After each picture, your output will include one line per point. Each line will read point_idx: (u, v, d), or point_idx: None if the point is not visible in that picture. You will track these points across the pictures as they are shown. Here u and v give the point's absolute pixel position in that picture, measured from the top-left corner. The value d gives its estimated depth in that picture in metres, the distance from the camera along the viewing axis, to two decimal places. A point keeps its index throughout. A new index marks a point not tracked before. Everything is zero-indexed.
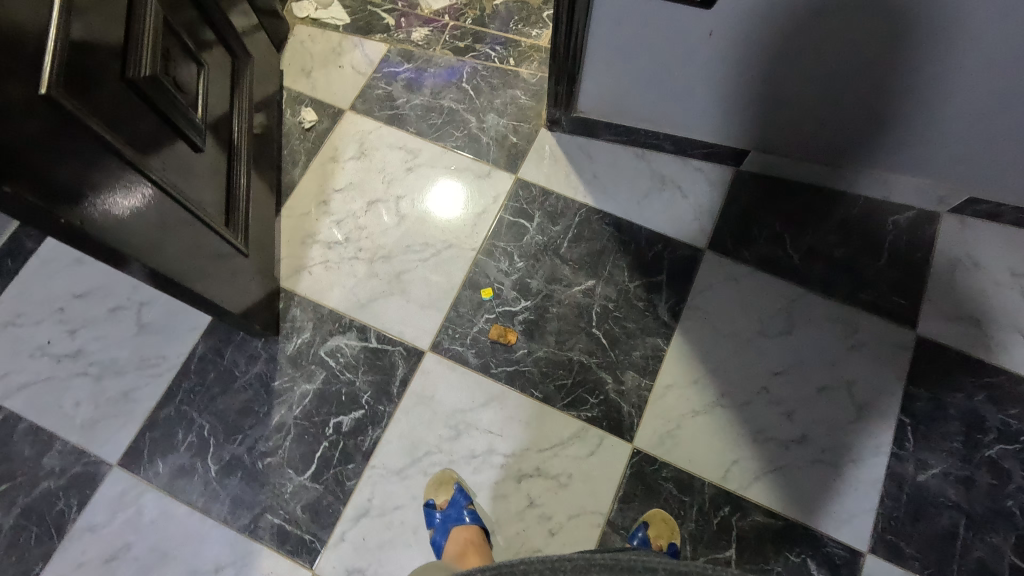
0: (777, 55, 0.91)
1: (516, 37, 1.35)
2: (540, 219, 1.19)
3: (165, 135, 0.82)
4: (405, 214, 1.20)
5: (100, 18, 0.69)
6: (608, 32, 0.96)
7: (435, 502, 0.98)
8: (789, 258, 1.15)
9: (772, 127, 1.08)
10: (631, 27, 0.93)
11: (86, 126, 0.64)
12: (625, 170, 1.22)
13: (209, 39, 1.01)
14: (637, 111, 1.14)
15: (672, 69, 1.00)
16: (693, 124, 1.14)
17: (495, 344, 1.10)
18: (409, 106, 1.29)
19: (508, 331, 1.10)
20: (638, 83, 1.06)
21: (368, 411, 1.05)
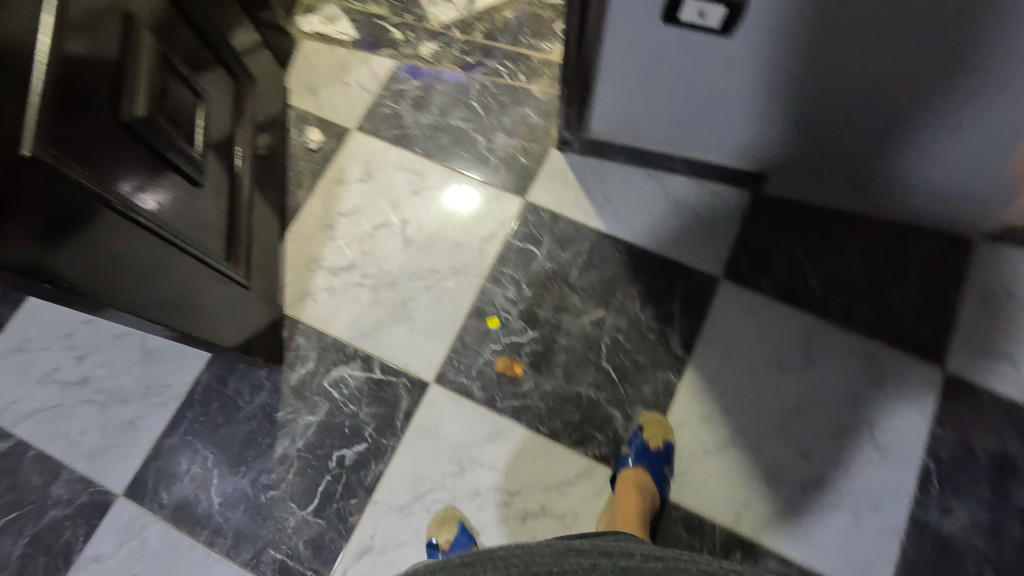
0: (801, 81, 0.86)
1: (526, 52, 1.30)
2: (549, 244, 1.15)
3: (161, 175, 0.80)
4: (411, 238, 1.17)
5: (91, 64, 0.67)
6: (620, 58, 0.91)
7: (438, 543, 0.96)
8: (809, 288, 1.10)
9: (795, 152, 1.03)
10: (644, 53, 0.88)
11: (75, 181, 0.62)
12: (638, 193, 1.18)
13: (211, 67, 0.99)
14: (652, 131, 1.09)
15: (689, 95, 0.95)
16: (712, 145, 1.08)
17: (501, 377, 1.07)
18: (415, 125, 1.26)
19: (514, 363, 1.07)
20: (653, 107, 1.01)
21: (371, 444, 1.04)
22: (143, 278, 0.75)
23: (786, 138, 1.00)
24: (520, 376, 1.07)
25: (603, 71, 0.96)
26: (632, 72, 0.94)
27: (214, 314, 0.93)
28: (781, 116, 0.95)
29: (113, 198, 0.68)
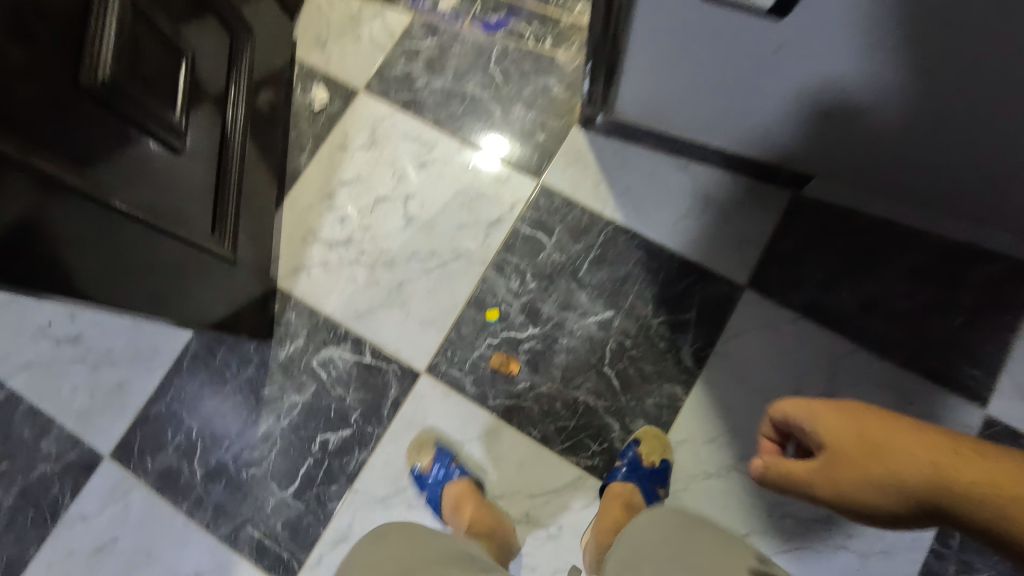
0: (869, 83, 0.72)
1: (556, 13, 1.17)
2: (559, 234, 1.06)
3: (132, 146, 0.73)
4: (414, 216, 1.10)
5: (42, 22, 0.60)
6: (653, 40, 0.79)
7: (420, 467, 0.97)
8: (842, 307, 0.99)
9: (849, 159, 0.89)
10: (683, 37, 0.75)
11: (27, 165, 0.56)
12: (664, 184, 1.06)
13: (201, 19, 0.90)
14: (686, 115, 0.95)
15: (733, 86, 0.82)
16: (754, 136, 0.94)
17: (495, 373, 1.01)
18: (428, 90, 1.16)
19: (511, 360, 1.01)
20: (690, 95, 0.88)
21: (356, 431, 1.00)
22: (99, 258, 0.69)
23: (840, 139, 0.85)
24: (515, 374, 1.01)
25: (634, 45, 0.81)
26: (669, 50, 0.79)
27: (187, 286, 0.87)
28: (844, 115, 0.80)
29: (75, 180, 0.62)
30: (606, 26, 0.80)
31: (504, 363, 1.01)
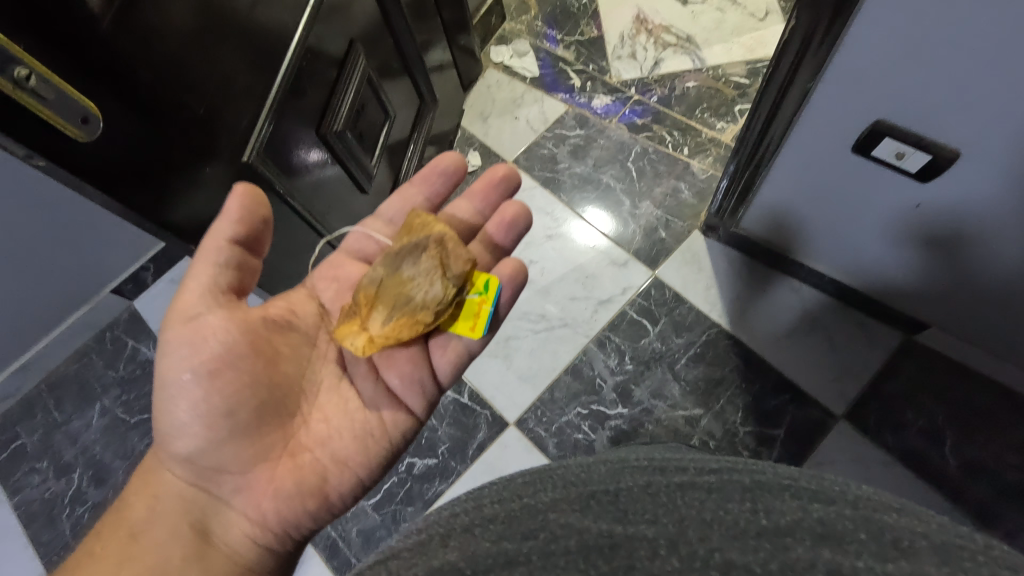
0: (999, 208, 0.72)
1: (697, 126, 1.29)
2: (664, 325, 1.13)
3: (328, 170, 0.90)
4: (533, 279, 1.20)
5: (302, 77, 0.78)
6: (804, 142, 0.82)
7: None
8: (941, 461, 0.99)
9: (937, 262, 0.87)
10: (816, 145, 0.81)
11: (257, 172, 0.73)
12: (774, 301, 1.13)
13: (397, 70, 1.08)
14: (801, 221, 0.98)
15: (850, 193, 0.85)
16: (865, 259, 0.97)
17: (449, 233, 0.74)
18: (568, 172, 1.29)
19: (444, 308, 0.70)
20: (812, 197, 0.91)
21: (440, 462, 1.09)
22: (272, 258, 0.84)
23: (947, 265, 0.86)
24: (413, 276, 0.72)
25: (785, 152, 0.86)
26: (801, 157, 0.85)
27: None
28: (950, 235, 0.81)
29: (279, 184, 0.78)
30: (759, 127, 0.85)
31: (455, 287, 0.71)
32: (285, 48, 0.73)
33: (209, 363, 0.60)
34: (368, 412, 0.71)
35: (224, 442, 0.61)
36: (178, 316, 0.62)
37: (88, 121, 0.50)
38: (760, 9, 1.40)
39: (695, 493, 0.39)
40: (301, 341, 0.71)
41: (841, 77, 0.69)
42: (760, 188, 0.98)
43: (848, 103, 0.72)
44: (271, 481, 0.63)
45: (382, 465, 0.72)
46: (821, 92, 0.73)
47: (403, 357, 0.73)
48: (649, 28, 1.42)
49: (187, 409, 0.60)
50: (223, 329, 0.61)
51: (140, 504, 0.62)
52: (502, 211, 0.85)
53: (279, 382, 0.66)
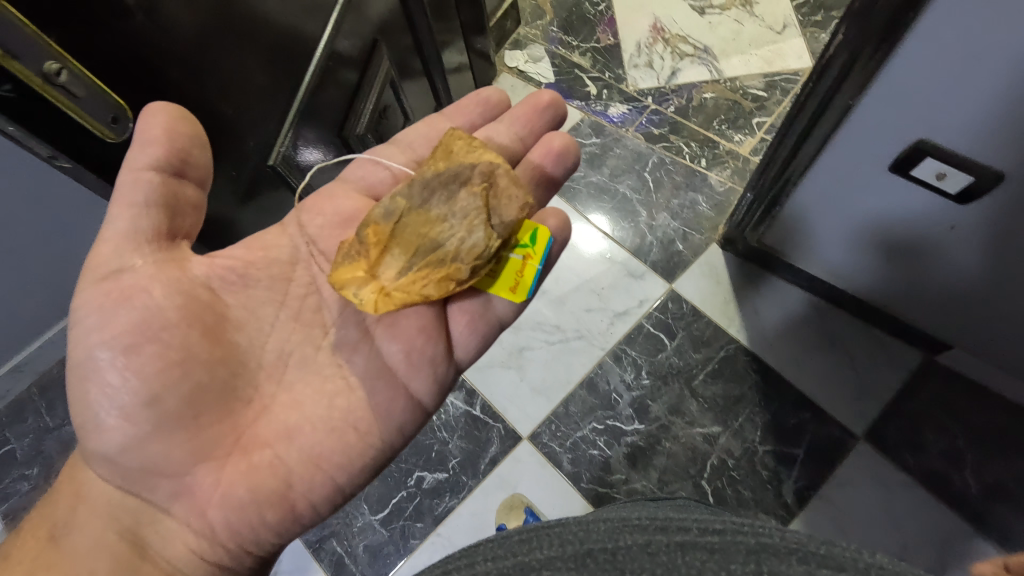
0: None
1: (715, 138, 1.28)
2: (681, 340, 1.11)
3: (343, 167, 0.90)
4: (548, 290, 1.18)
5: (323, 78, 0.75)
6: (838, 157, 0.80)
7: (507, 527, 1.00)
8: (962, 484, 0.97)
9: (968, 286, 0.85)
10: (851, 161, 0.79)
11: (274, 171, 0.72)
12: (793, 318, 1.11)
13: (414, 68, 1.06)
14: (825, 236, 0.96)
15: (882, 210, 0.83)
16: (869, 275, 0.97)
17: (499, 165, 0.67)
18: (584, 181, 1.27)
19: (483, 261, 0.65)
20: (839, 212, 0.89)
21: (451, 477, 1.06)
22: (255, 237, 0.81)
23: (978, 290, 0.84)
24: (447, 216, 0.66)
25: (817, 166, 0.84)
26: (833, 173, 0.83)
27: None
28: (986, 260, 0.79)
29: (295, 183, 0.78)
30: (791, 142, 0.84)
31: (500, 237, 0.65)
32: (308, 46, 0.70)
33: (127, 337, 0.54)
34: (355, 394, 0.65)
35: (150, 436, 0.55)
36: (93, 275, 0.56)
37: (117, 120, 0.47)
38: (778, 22, 1.39)
39: (696, 553, 0.40)
40: (261, 299, 0.65)
41: (886, 95, 0.68)
42: (786, 201, 0.96)
43: (890, 122, 0.70)
44: (217, 483, 0.58)
45: (365, 470, 0.66)
46: (861, 109, 0.71)
47: (411, 323, 0.67)
48: (666, 37, 1.40)
49: (104, 395, 0.54)
50: (151, 297, 0.55)
51: (62, 500, 0.58)
52: (548, 141, 0.80)
53: (227, 360, 0.60)
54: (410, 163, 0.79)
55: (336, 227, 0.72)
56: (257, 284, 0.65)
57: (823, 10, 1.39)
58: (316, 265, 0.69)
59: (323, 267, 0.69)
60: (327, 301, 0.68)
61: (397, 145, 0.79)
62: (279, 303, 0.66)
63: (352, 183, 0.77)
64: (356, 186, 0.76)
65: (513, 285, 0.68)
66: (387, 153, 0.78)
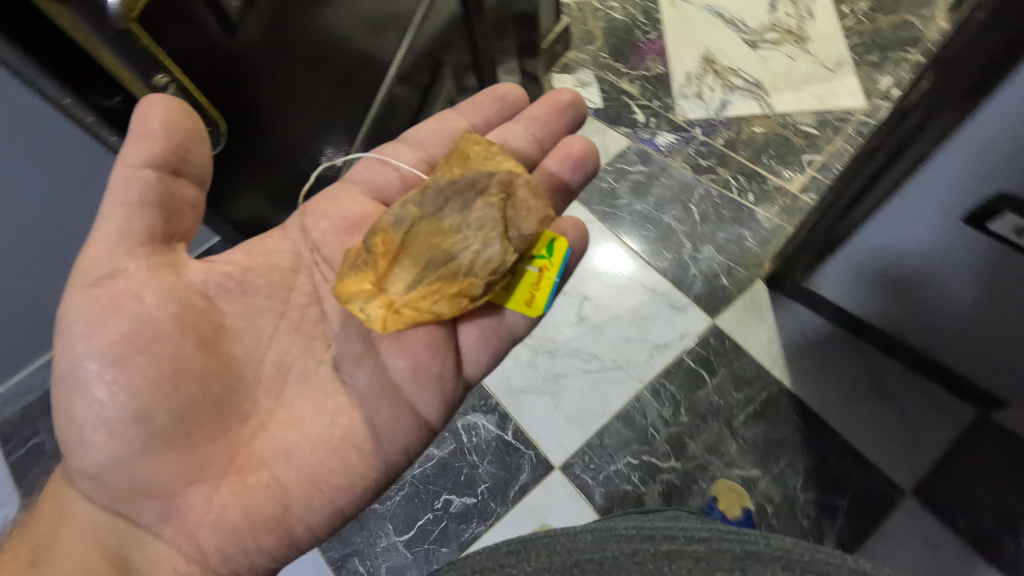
0: None
1: (763, 173, 1.26)
2: (722, 377, 1.08)
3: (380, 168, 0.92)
4: (587, 316, 1.16)
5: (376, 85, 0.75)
6: (909, 204, 0.78)
7: None
8: (1017, 551, 0.93)
9: None
10: (922, 208, 0.77)
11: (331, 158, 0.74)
12: (838, 363, 1.08)
13: (468, 87, 1.07)
14: (883, 280, 0.93)
15: (950, 259, 0.81)
16: (899, 315, 0.97)
17: (518, 174, 0.64)
18: (628, 209, 1.25)
19: (496, 279, 0.61)
20: (902, 259, 0.87)
21: (479, 502, 1.03)
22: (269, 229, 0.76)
23: None
24: (460, 227, 0.63)
25: (883, 211, 0.82)
26: (895, 219, 0.82)
27: None
28: None
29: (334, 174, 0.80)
30: (857, 185, 0.82)
31: (514, 253, 0.62)
32: (366, 59, 0.71)
33: (117, 347, 0.53)
34: (357, 409, 0.63)
35: (139, 454, 0.54)
36: (81, 280, 0.54)
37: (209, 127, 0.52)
38: (831, 60, 1.37)
39: (681, 560, 0.50)
40: (259, 308, 0.62)
41: (967, 148, 0.66)
42: (840, 245, 0.94)
43: (964, 178, 0.69)
44: (208, 503, 0.56)
45: (366, 492, 0.63)
46: (939, 159, 0.70)
47: (417, 338, 0.64)
48: (716, 69, 1.40)
49: (89, 411, 0.53)
50: (141, 305, 0.54)
51: (45, 519, 0.56)
52: (568, 145, 0.76)
53: (222, 373, 0.58)
54: (421, 164, 0.73)
55: (342, 233, 0.68)
56: (254, 291, 0.62)
57: (878, 50, 1.37)
58: (318, 272, 0.67)
59: (327, 276, 0.67)
60: (328, 311, 0.66)
61: (405, 143, 0.74)
62: (278, 313, 0.64)
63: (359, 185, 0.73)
64: (363, 188, 0.72)
65: (528, 298, 0.64)
66: (397, 153, 0.73)
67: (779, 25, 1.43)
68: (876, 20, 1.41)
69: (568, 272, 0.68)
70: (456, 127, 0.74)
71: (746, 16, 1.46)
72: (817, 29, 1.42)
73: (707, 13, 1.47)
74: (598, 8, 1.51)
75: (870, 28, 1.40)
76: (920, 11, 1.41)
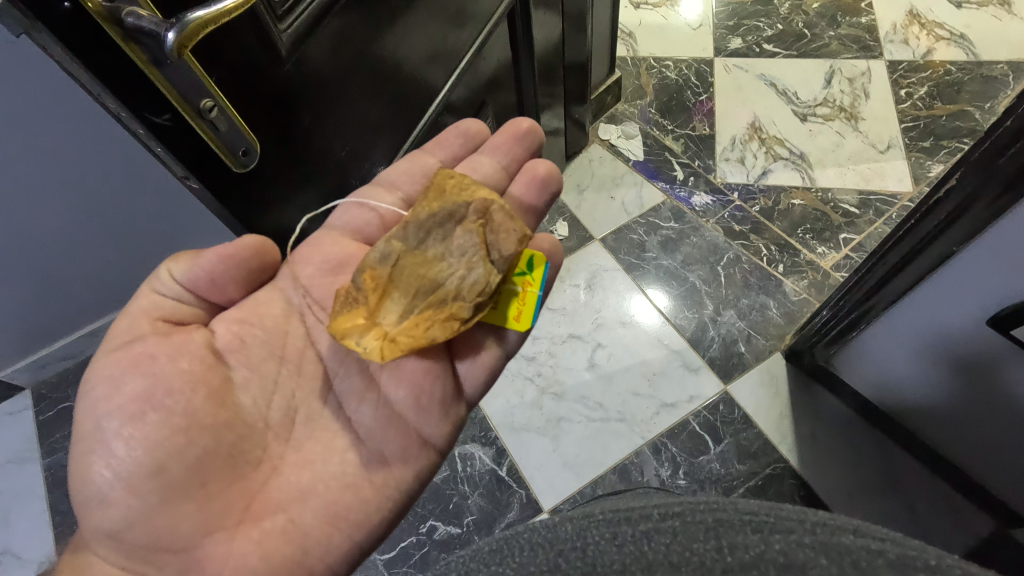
0: None
1: (796, 246, 1.25)
2: (726, 446, 1.06)
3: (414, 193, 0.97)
4: (598, 363, 1.16)
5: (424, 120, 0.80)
6: (934, 295, 0.77)
7: None
8: None
9: None
10: (945, 300, 0.76)
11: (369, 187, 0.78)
12: (850, 450, 1.04)
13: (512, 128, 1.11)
14: (902, 368, 0.91)
15: (972, 359, 0.78)
16: (918, 407, 0.94)
17: (493, 201, 0.68)
18: (654, 263, 1.26)
19: (485, 299, 0.65)
20: (923, 350, 0.85)
21: (463, 533, 1.03)
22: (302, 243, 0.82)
23: None
24: (444, 256, 0.67)
25: (907, 299, 0.81)
26: (918, 307, 0.81)
27: None
28: None
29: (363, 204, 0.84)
30: (881, 271, 0.81)
31: (499, 273, 0.66)
32: (416, 96, 0.76)
33: (133, 406, 0.56)
34: (362, 447, 0.64)
35: (156, 506, 0.55)
36: (110, 347, 0.59)
37: (247, 153, 0.50)
38: (882, 141, 1.36)
39: (656, 540, 0.32)
40: (262, 356, 0.64)
41: (995, 247, 0.66)
42: (866, 328, 0.92)
43: (993, 277, 0.69)
44: (228, 554, 0.56)
45: (383, 528, 0.64)
46: (966, 254, 0.69)
47: (415, 365, 0.66)
48: (762, 136, 1.40)
49: (105, 466, 0.55)
50: (156, 363, 0.57)
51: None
52: (532, 168, 0.78)
53: (232, 424, 0.59)
54: (400, 202, 0.74)
55: (326, 274, 0.69)
56: (253, 341, 0.64)
57: (933, 137, 1.35)
58: (311, 316, 0.67)
59: (321, 319, 0.68)
60: (323, 354, 0.67)
61: (378, 184, 0.73)
62: (279, 359, 0.65)
63: (338, 229, 0.72)
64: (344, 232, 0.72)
65: (515, 314, 0.69)
66: (374, 194, 0.73)
67: (832, 101, 1.44)
68: (934, 108, 1.40)
69: (550, 287, 0.73)
70: (427, 165, 0.75)
71: (799, 89, 1.47)
72: (871, 109, 1.42)
73: (760, 82, 1.49)
74: (652, 65, 1.55)
75: (927, 114, 1.39)
76: (982, 104, 1.39)
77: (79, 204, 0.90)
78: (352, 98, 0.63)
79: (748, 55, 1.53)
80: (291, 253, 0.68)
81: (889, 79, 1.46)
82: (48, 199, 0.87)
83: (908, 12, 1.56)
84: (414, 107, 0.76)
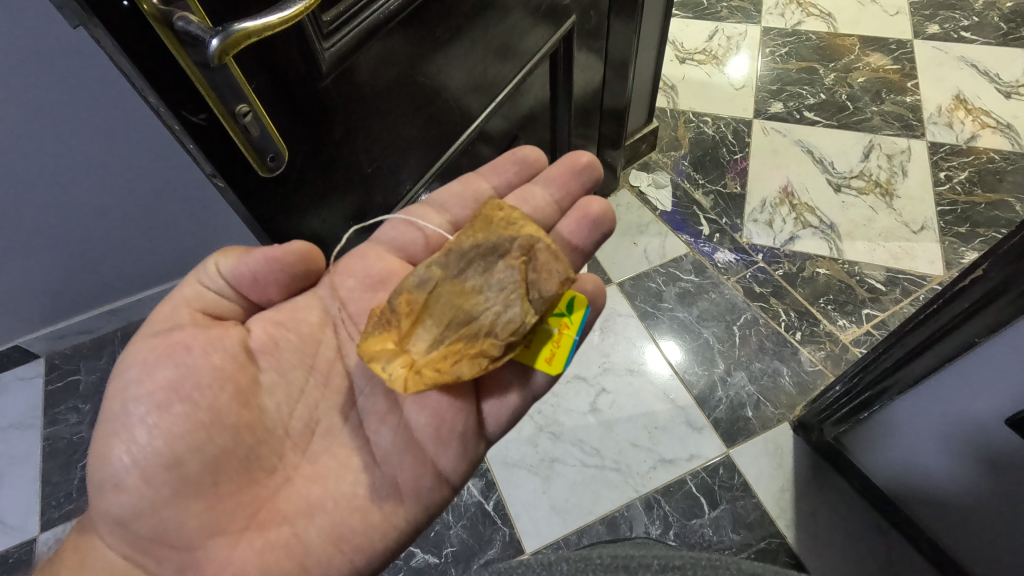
0: None
1: (816, 315, 1.22)
2: (722, 512, 1.02)
3: None
4: (600, 409, 1.14)
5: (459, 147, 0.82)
6: (953, 384, 0.75)
7: None
8: None
9: None
10: (965, 391, 0.74)
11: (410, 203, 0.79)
12: (857, 537, 1.00)
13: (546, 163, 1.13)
14: (916, 457, 0.88)
15: (989, 456, 0.75)
16: (928, 500, 0.90)
17: (539, 238, 0.67)
18: (669, 315, 1.25)
19: (518, 338, 0.64)
20: (939, 440, 0.82)
21: (441, 564, 1.01)
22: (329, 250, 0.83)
23: None
24: (482, 288, 0.67)
25: (925, 386, 0.79)
26: (935, 395, 0.78)
27: None
28: None
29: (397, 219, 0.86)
30: (900, 355, 0.79)
31: (536, 314, 0.65)
32: (455, 122, 0.78)
33: (162, 394, 0.57)
34: (374, 468, 0.64)
35: (170, 499, 0.55)
36: (148, 332, 0.60)
37: (275, 160, 0.52)
38: (916, 221, 1.34)
39: None
40: (291, 361, 0.65)
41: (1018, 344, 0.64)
42: (881, 409, 0.89)
43: (1016, 373, 0.67)
44: (228, 559, 0.56)
45: (383, 554, 0.63)
46: (989, 347, 0.68)
47: (439, 397, 0.65)
48: (794, 202, 1.39)
49: (126, 450, 0.55)
50: (190, 355, 0.58)
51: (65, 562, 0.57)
52: (586, 205, 0.78)
53: (253, 426, 0.60)
54: (446, 224, 0.76)
55: (366, 289, 0.70)
56: (287, 345, 0.65)
57: (969, 224, 1.33)
58: (344, 329, 0.68)
59: (352, 334, 0.69)
60: (351, 369, 0.67)
61: (429, 204, 0.76)
62: (308, 367, 0.66)
63: (384, 243, 0.73)
64: (388, 247, 0.73)
65: (548, 356, 0.68)
66: (422, 214, 0.74)
67: (868, 174, 1.43)
68: (973, 194, 1.37)
69: (589, 331, 0.72)
70: (477, 189, 0.77)
71: (836, 159, 1.46)
72: (908, 187, 1.40)
73: (798, 148, 1.49)
74: (691, 120, 1.57)
75: (965, 200, 1.37)
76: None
77: (122, 184, 0.95)
78: (393, 116, 0.65)
79: (787, 120, 1.54)
80: (334, 263, 0.70)
81: (929, 160, 1.44)
82: (95, 176, 0.92)
83: (956, 96, 1.56)
84: (451, 129, 0.78)
